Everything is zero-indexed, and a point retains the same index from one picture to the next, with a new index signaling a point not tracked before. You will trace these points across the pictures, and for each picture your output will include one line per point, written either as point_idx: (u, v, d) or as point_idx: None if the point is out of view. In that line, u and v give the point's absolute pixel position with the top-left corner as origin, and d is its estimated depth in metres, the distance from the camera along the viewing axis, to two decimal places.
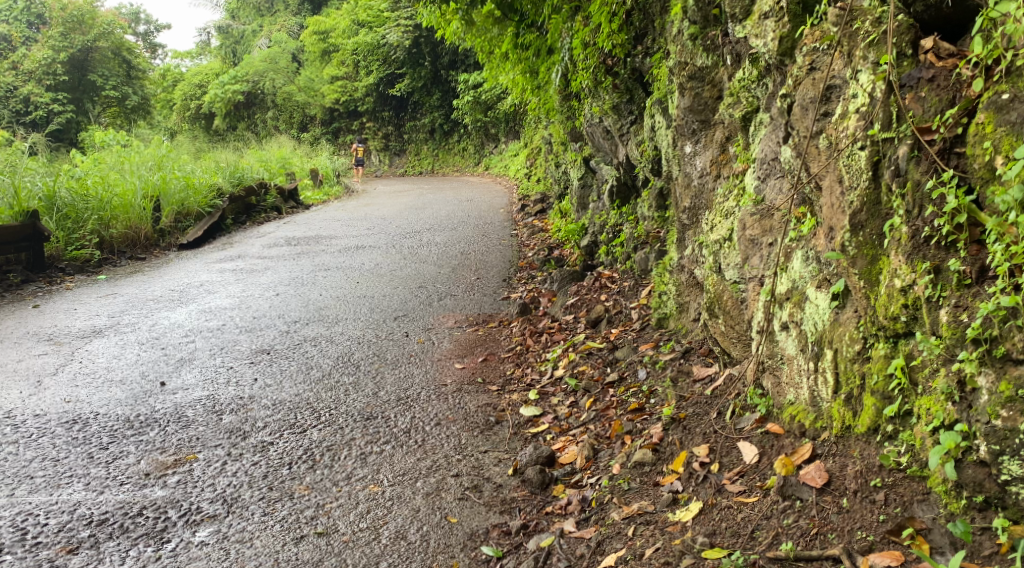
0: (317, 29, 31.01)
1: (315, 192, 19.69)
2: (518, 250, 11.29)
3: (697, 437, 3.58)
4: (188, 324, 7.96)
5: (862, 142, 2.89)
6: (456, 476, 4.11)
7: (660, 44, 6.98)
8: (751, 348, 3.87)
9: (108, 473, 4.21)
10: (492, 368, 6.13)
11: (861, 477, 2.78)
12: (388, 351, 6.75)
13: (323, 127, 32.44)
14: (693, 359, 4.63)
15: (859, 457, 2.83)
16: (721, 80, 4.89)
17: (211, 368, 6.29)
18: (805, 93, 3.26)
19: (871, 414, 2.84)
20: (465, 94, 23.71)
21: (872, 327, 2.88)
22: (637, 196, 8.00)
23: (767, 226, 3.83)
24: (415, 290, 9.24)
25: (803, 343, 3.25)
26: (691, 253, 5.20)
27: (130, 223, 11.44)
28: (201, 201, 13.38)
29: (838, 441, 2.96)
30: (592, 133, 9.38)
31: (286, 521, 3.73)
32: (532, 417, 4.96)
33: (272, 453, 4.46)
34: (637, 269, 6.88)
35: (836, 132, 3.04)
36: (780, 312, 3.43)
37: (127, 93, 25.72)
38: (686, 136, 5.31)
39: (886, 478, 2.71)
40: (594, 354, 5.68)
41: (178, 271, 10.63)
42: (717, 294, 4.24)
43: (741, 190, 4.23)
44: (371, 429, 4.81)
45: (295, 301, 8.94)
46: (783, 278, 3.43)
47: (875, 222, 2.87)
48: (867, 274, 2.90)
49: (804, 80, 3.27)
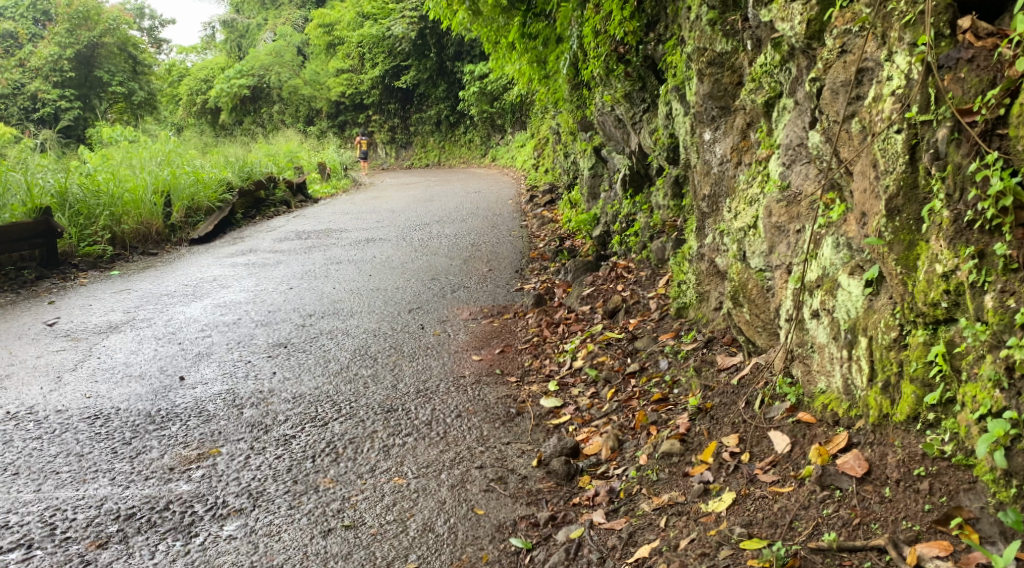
0: (322, 23, 30.99)
1: (322, 186, 19.70)
2: (529, 241, 11.25)
3: (726, 427, 3.54)
4: (204, 319, 7.96)
5: (899, 125, 2.83)
6: (481, 468, 4.09)
7: (673, 31, 6.98)
8: (779, 337, 3.83)
9: (133, 468, 4.20)
10: (510, 360, 6.10)
11: (904, 466, 2.74)
12: (405, 343, 6.73)
13: (329, 120, 32.42)
14: (717, 349, 4.58)
15: (899, 446, 2.79)
16: (741, 65, 4.90)
17: (229, 363, 6.28)
18: (835, 77, 3.22)
19: (910, 402, 2.79)
20: (472, 86, 23.68)
21: (910, 313, 2.83)
22: (651, 185, 7.99)
23: (795, 213, 3.79)
24: (428, 282, 9.22)
25: (835, 331, 3.20)
26: (711, 241, 5.17)
27: (141, 218, 11.44)
28: (210, 196, 13.37)
29: (876, 430, 2.91)
30: (603, 122, 9.33)
31: (312, 515, 3.71)
32: (552, 408, 4.93)
33: (295, 446, 4.45)
34: (654, 259, 6.84)
35: (871, 115, 2.99)
36: (811, 299, 3.38)
37: (133, 88, 25.73)
38: (705, 123, 5.30)
39: (930, 467, 2.67)
40: (613, 345, 5.63)
41: (191, 266, 10.64)
42: (742, 283, 4.20)
43: (766, 176, 4.18)
44: (392, 421, 4.80)
45: (309, 294, 8.93)
46: (814, 265, 3.39)
47: (913, 207, 2.82)
48: (904, 260, 2.85)
49: (835, 63, 3.22)
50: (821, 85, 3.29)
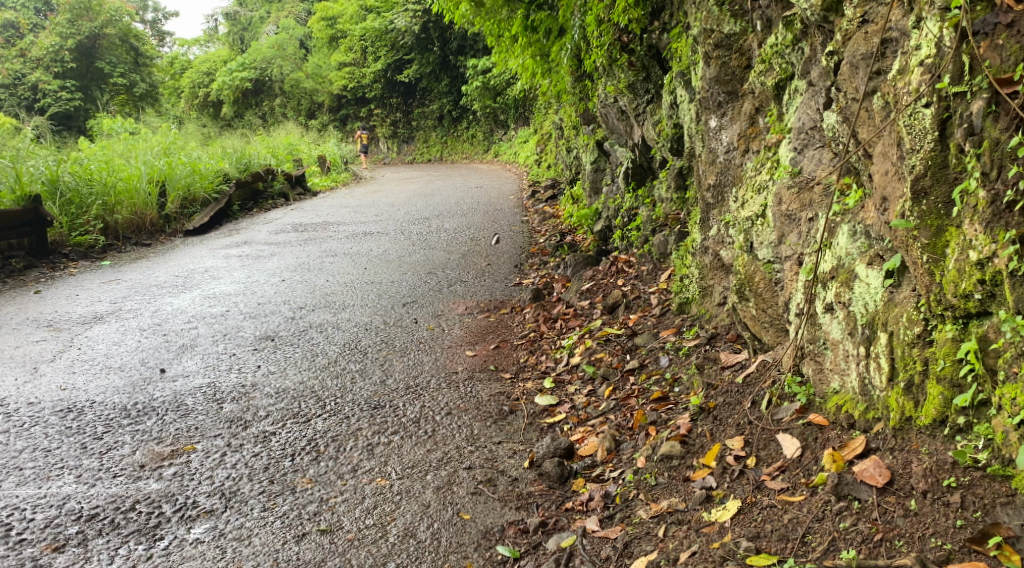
0: (325, 16, 30.68)
1: (322, 179, 19.44)
2: (529, 236, 11.01)
3: (730, 428, 3.29)
4: (191, 310, 7.72)
5: (928, 98, 2.58)
6: (469, 468, 3.84)
7: (679, 18, 6.75)
8: (788, 333, 3.59)
9: (101, 465, 3.96)
10: (505, 355, 5.86)
11: (931, 476, 2.49)
12: (397, 337, 6.49)
13: (331, 114, 32.16)
14: (721, 346, 4.35)
15: (926, 454, 2.55)
16: (750, 47, 4.68)
17: (213, 355, 6.04)
18: (855, 49, 2.96)
19: (937, 404, 2.55)
20: (475, 80, 23.38)
21: (937, 307, 2.59)
22: (653, 179, 7.76)
23: (806, 200, 3.54)
24: (424, 276, 8.97)
25: (851, 326, 2.95)
26: (716, 233, 4.95)
27: (135, 208, 11.21)
28: (206, 187, 13.14)
29: (897, 435, 2.67)
30: (606, 114, 9.09)
31: (287, 517, 3.47)
32: (547, 406, 4.68)
33: (274, 444, 4.21)
34: (655, 253, 6.60)
35: (895, 89, 2.73)
36: (824, 292, 3.13)
37: (135, 80, 25.48)
38: (712, 110, 5.08)
39: (961, 477, 2.43)
40: (612, 341, 5.39)
41: (183, 257, 10.40)
42: (749, 275, 3.95)
43: (775, 162, 3.94)
44: (378, 419, 4.56)
45: (301, 287, 8.69)
46: (828, 256, 3.14)
47: (942, 189, 2.57)
48: (930, 248, 2.60)
49: (855, 34, 2.97)
50: (839, 58, 3.05)
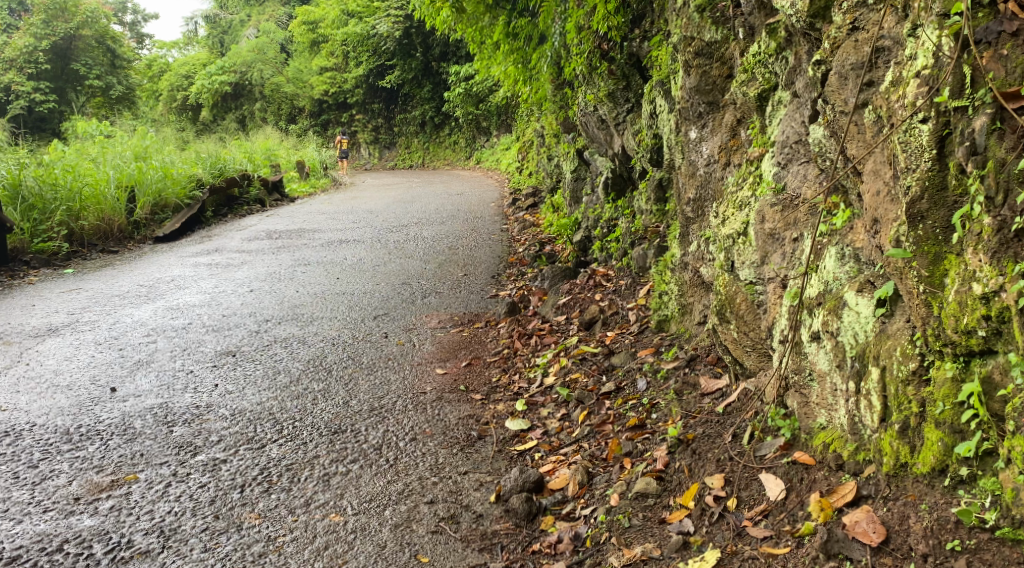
0: (306, 20, 30.35)
1: (301, 185, 19.10)
2: (508, 245, 10.78)
3: (710, 464, 3.06)
4: (152, 322, 7.42)
5: (925, 112, 2.36)
6: (431, 503, 3.59)
7: (660, 26, 6.58)
8: (772, 359, 3.38)
9: (31, 498, 3.70)
10: (477, 374, 5.59)
11: (932, 536, 2.26)
12: (365, 353, 6.23)
13: (312, 119, 31.78)
14: (701, 371, 4.15)
15: (925, 509, 2.32)
16: (733, 56, 4.51)
17: (169, 372, 5.76)
18: (845, 58, 2.74)
19: (936, 452, 2.34)
20: (457, 86, 23.13)
21: (935, 342, 2.38)
22: (633, 189, 7.58)
23: (790, 218, 3.33)
24: (398, 287, 8.71)
25: (839, 358, 2.73)
26: (696, 249, 4.78)
27: (103, 214, 10.87)
28: (179, 193, 12.78)
29: (890, 482, 2.44)
30: (586, 123, 8.91)
31: (228, 560, 3.25)
32: (518, 431, 4.43)
33: (224, 473, 3.95)
34: (634, 267, 6.38)
35: (888, 102, 2.51)
36: (810, 320, 2.90)
37: (111, 83, 24.96)
38: (692, 120, 4.91)
39: (966, 540, 2.19)
40: (588, 360, 5.16)
41: (149, 265, 10.08)
42: (729, 297, 3.74)
43: (758, 177, 3.73)
44: (337, 445, 4.31)
45: (269, 298, 8.40)
46: (814, 280, 2.92)
47: (940, 213, 2.36)
48: (928, 278, 2.39)
49: (845, 42, 2.74)
50: (826, 67, 2.83)
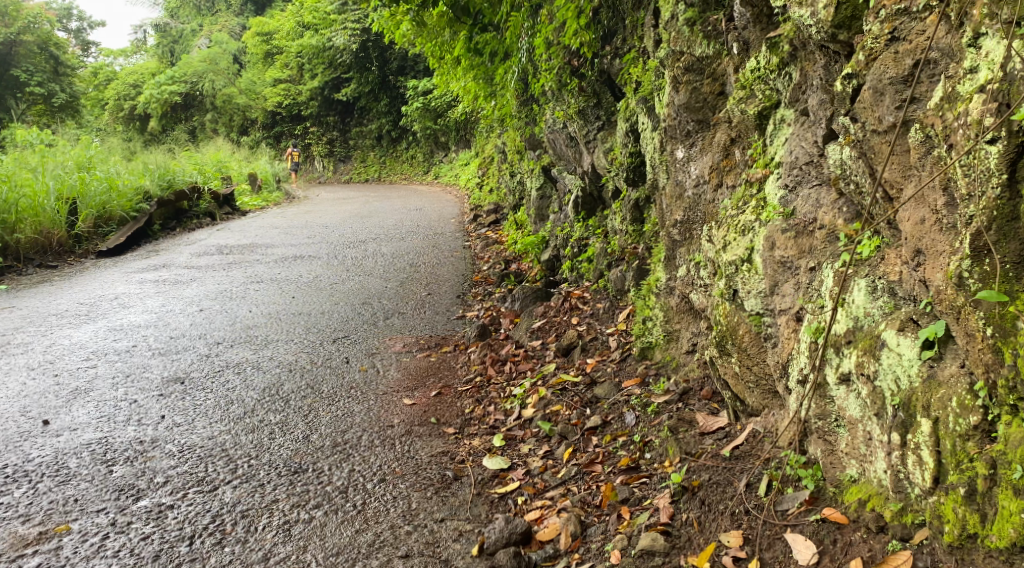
0: (260, 31, 29.84)
1: (253, 198, 18.51)
2: (471, 263, 10.46)
3: (722, 518, 2.84)
4: (92, 345, 6.97)
5: (994, 133, 2.20)
6: (405, 557, 3.39)
7: (634, 43, 6.34)
8: (786, 397, 3.09)
9: None
10: (448, 405, 5.21)
11: None
12: (325, 381, 5.81)
13: (264, 130, 30.97)
14: (696, 407, 3.88)
15: None
16: (725, 72, 4.26)
17: (110, 403, 5.36)
18: (882, 71, 2.57)
19: (1013, 522, 2.16)
20: (415, 101, 22.75)
21: (1009, 394, 2.19)
22: (604, 208, 7.34)
23: (806, 246, 3.05)
24: (358, 306, 8.33)
25: (877, 404, 2.55)
26: (684, 274, 4.58)
27: (41, 226, 10.26)
28: (125, 205, 12.18)
29: (954, 553, 2.29)
30: (553, 140, 8.66)
31: None
32: (497, 471, 4.09)
33: (170, 520, 3.69)
34: (611, 289, 6.12)
35: (945, 118, 2.35)
36: (839, 359, 2.70)
37: (54, 90, 24.01)
38: (679, 139, 4.66)
39: None
40: (568, 391, 4.87)
41: (91, 281, 9.57)
42: (731, 328, 3.49)
43: (761, 200, 3.45)
44: (298, 488, 3.98)
45: (220, 318, 7.94)
46: (841, 315, 2.72)
47: (1010, 246, 2.21)
48: (996, 320, 2.23)
49: (883, 54, 2.57)
50: (861, 80, 2.66)
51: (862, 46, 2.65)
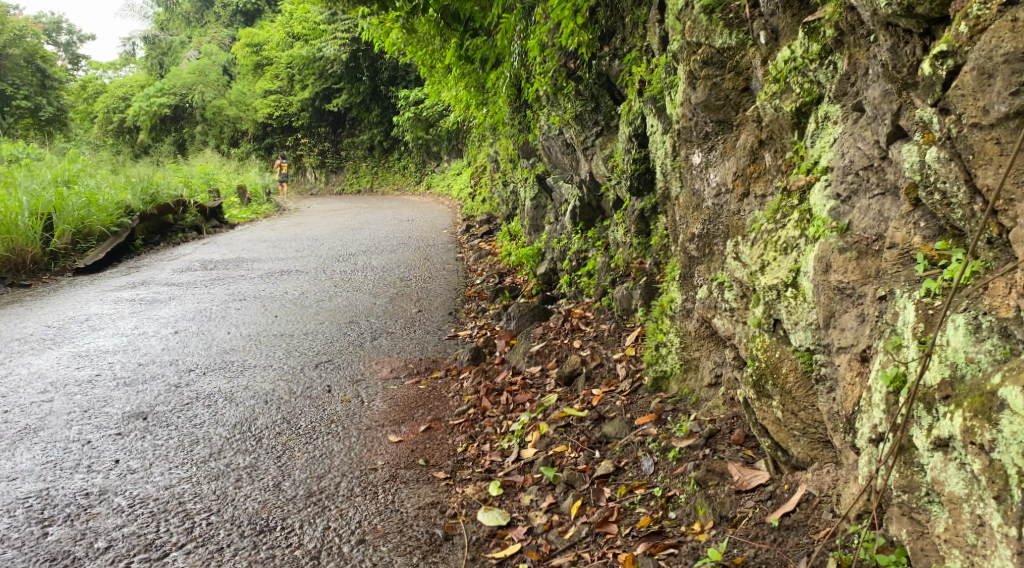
0: (250, 42, 29.33)
1: (242, 211, 17.92)
2: (464, 276, 9.91)
3: None
4: (53, 374, 6.40)
5: None
6: None
7: (635, 41, 5.80)
8: (854, 455, 2.60)
9: None
10: (437, 442, 4.65)
11: None
12: (303, 414, 5.23)
13: (255, 142, 30.36)
14: (726, 455, 3.33)
15: None
16: (750, 65, 3.72)
17: (61, 445, 4.80)
18: (993, 45, 2.13)
19: None
20: (405, 111, 22.09)
21: None
22: (604, 219, 6.80)
23: (871, 270, 2.56)
24: (343, 326, 7.74)
25: (1001, 488, 2.05)
26: (705, 295, 4.00)
27: (13, 244, 9.67)
28: (105, 220, 11.51)
29: None
30: (549, 148, 8.11)
31: None
32: (495, 530, 3.56)
33: None
34: (616, 309, 5.53)
35: None
36: (939, 416, 2.21)
37: (41, 103, 23.45)
38: (696, 142, 4.13)
39: None
40: (573, 427, 4.30)
41: (61, 301, 9.00)
42: (772, 364, 2.97)
43: (805, 213, 2.91)
44: (262, 554, 3.54)
45: (195, 341, 7.36)
46: (935, 362, 2.25)
47: None
48: None
49: (994, 25, 2.13)
50: (961, 59, 2.21)
51: (964, 16, 2.20)
